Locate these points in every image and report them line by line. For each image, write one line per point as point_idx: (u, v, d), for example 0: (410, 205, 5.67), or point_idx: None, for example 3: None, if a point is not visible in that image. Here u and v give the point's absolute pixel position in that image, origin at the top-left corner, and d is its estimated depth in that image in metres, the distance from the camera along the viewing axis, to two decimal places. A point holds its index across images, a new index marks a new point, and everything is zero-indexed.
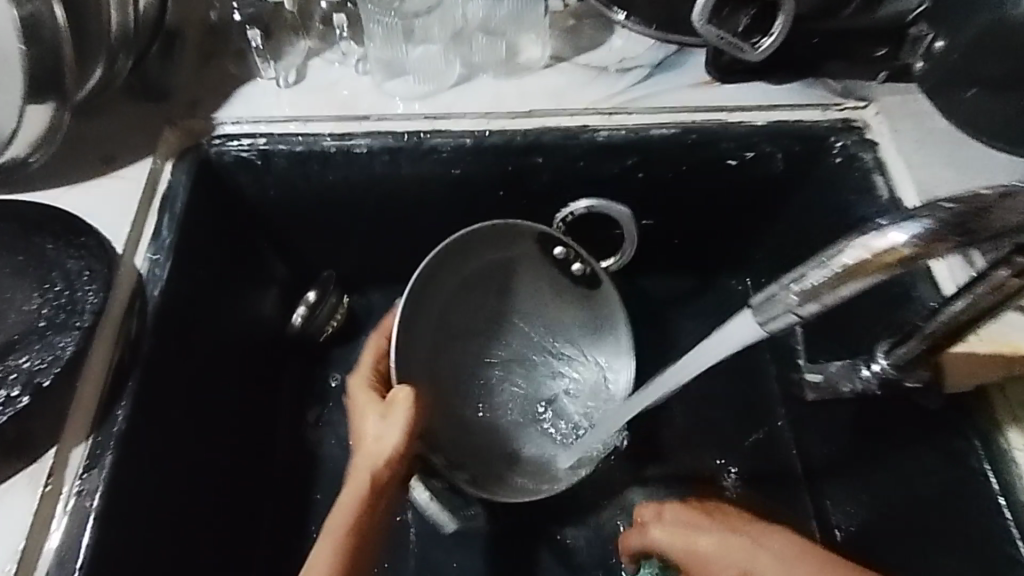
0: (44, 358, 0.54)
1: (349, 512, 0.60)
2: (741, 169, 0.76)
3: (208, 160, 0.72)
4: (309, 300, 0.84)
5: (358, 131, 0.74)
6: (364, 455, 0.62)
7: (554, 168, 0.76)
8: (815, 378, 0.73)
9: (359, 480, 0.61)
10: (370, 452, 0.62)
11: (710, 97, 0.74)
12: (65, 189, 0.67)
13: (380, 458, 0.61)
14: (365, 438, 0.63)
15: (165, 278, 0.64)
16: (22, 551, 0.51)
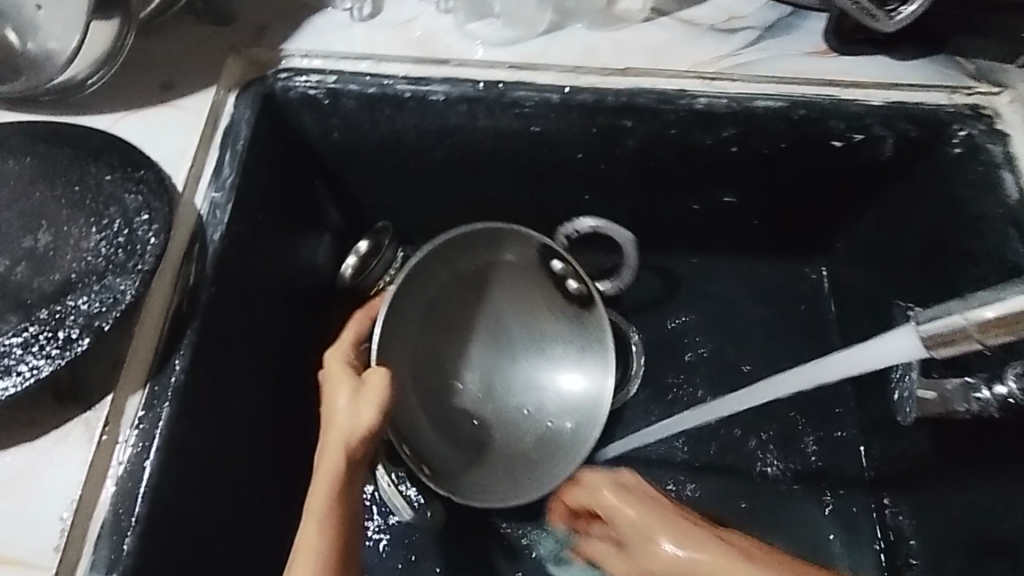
0: (103, 300, 0.50)
1: (326, 504, 0.54)
2: (846, 152, 0.70)
3: (273, 96, 0.67)
4: (362, 250, 0.78)
5: (435, 77, 0.68)
6: (336, 441, 0.54)
7: (642, 134, 0.70)
8: (924, 393, 0.63)
9: (330, 465, 0.54)
10: (343, 436, 0.54)
11: (825, 68, 0.67)
12: (122, 115, 0.62)
13: (355, 444, 0.54)
14: (333, 421, 0.56)
15: (226, 221, 0.60)
16: (78, 501, 0.48)
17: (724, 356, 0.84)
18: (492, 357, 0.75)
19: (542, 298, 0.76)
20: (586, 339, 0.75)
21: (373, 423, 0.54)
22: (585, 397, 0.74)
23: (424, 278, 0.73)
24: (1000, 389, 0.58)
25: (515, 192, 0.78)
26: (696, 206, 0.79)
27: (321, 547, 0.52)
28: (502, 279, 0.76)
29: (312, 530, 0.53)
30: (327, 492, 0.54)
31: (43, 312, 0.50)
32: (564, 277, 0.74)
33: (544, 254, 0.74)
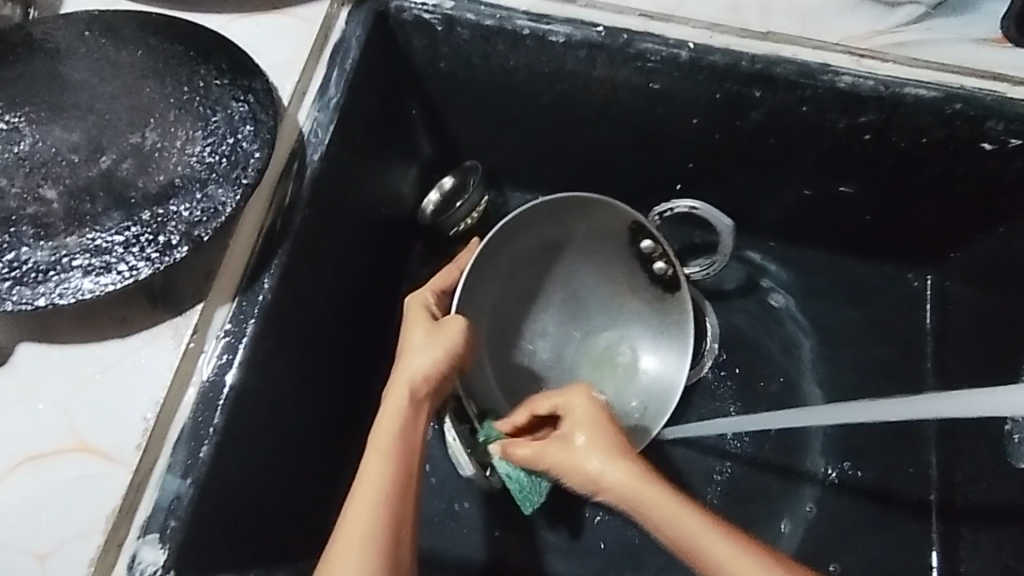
0: (204, 209, 0.50)
1: (394, 448, 0.49)
2: (995, 157, 0.63)
3: (386, 15, 0.63)
4: (445, 187, 0.77)
5: (558, 15, 0.63)
6: (402, 378, 0.52)
7: (770, 107, 0.64)
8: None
9: (398, 401, 0.51)
10: (409, 374, 0.52)
11: (995, 59, 0.60)
12: (234, 17, 0.60)
13: (424, 386, 0.52)
14: (398, 365, 0.53)
15: (327, 143, 0.58)
16: (162, 404, 0.49)
17: (804, 354, 0.80)
18: (565, 328, 0.72)
19: (630, 279, 0.72)
20: (666, 323, 0.71)
21: (438, 370, 0.52)
22: (657, 381, 0.71)
23: (510, 239, 0.70)
24: None
25: (616, 149, 0.74)
26: (808, 191, 0.73)
27: (381, 497, 0.47)
28: (584, 255, 0.72)
29: (374, 477, 0.48)
30: (390, 437, 0.49)
31: (146, 213, 0.49)
32: (651, 258, 0.71)
33: (635, 231, 0.70)
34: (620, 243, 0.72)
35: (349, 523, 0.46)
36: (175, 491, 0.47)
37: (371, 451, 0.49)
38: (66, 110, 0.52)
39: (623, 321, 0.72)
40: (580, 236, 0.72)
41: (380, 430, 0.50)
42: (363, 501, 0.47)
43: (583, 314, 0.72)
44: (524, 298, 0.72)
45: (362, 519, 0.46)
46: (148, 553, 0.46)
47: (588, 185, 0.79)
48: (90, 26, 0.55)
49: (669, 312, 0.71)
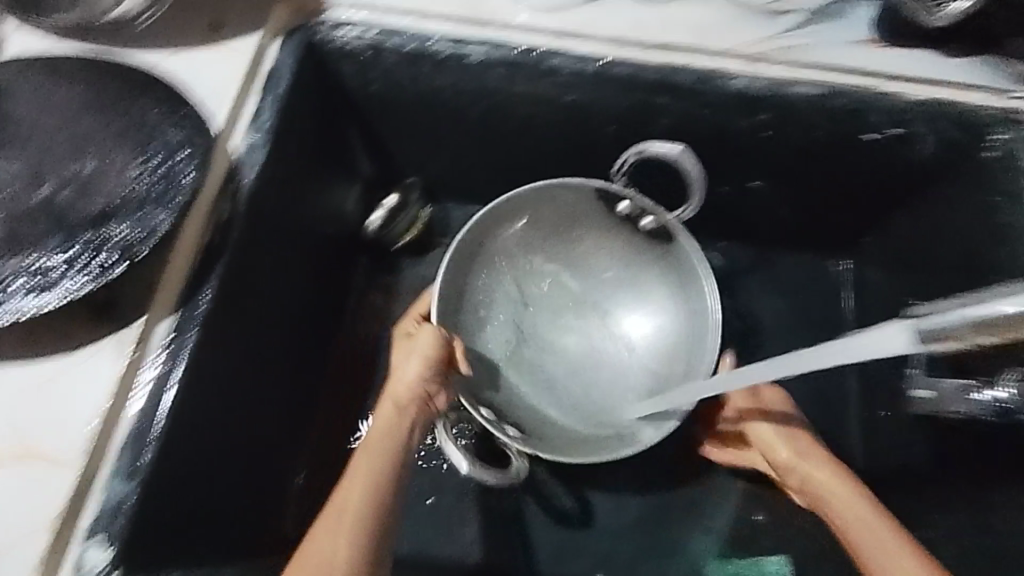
0: (141, 229, 0.53)
1: (383, 448, 0.54)
2: (882, 147, 0.69)
3: (316, 45, 0.68)
4: (390, 204, 0.83)
5: (475, 38, 0.68)
6: (389, 394, 0.58)
7: (676, 111, 0.70)
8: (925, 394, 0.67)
9: (385, 410, 0.57)
10: (397, 387, 0.58)
11: (871, 58, 0.67)
12: (170, 52, 0.64)
13: (407, 393, 0.58)
14: (389, 380, 0.60)
15: (262, 164, 0.62)
16: (106, 411, 0.52)
17: (735, 342, 0.84)
18: (564, 313, 0.74)
19: (623, 265, 0.73)
20: (676, 273, 0.71)
21: (418, 379, 0.58)
22: (693, 323, 0.70)
23: (490, 235, 0.72)
24: (993, 394, 0.61)
25: (543, 159, 0.79)
26: (724, 188, 0.79)
27: (364, 484, 0.51)
28: (577, 236, 0.74)
29: (361, 470, 0.52)
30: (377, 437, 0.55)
31: (87, 234, 0.53)
32: (636, 216, 0.71)
33: (603, 198, 0.71)
34: (601, 213, 0.73)
35: (335, 511, 0.50)
36: (120, 493, 0.50)
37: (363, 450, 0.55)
38: (9, 145, 0.56)
39: (627, 284, 0.73)
40: (564, 216, 0.74)
41: (372, 434, 0.56)
42: (350, 491, 0.51)
43: (578, 311, 0.74)
44: (503, 287, 0.73)
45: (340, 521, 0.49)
46: (93, 555, 0.48)
47: None
48: (30, 66, 0.59)
49: (675, 259, 0.71)
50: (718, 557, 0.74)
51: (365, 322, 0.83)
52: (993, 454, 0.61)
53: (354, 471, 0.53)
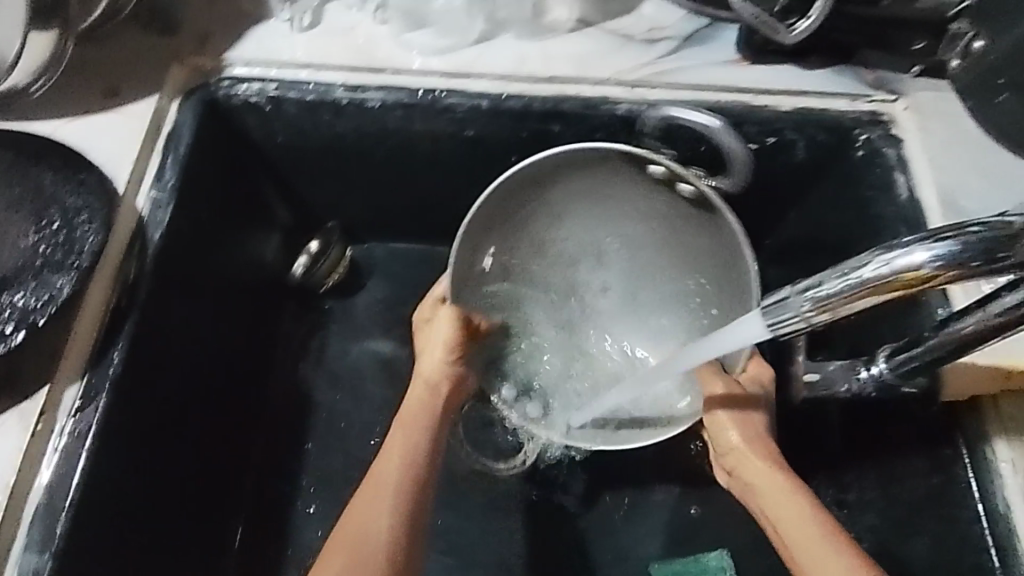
0: (39, 297, 0.53)
1: (418, 423, 0.61)
2: (763, 155, 0.74)
3: (217, 102, 0.70)
4: (312, 250, 0.83)
5: (371, 84, 0.71)
6: (420, 379, 0.65)
7: (571, 137, 0.74)
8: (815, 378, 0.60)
9: (421, 388, 0.65)
10: (426, 373, 0.65)
11: (739, 76, 0.72)
12: (66, 120, 0.65)
13: (437, 378, 0.65)
14: (418, 366, 0.67)
15: (166, 221, 0.63)
16: (12, 486, 0.51)
17: None
18: (592, 270, 0.74)
19: (664, 234, 0.70)
20: (715, 266, 0.68)
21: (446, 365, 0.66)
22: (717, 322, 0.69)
23: (512, 197, 0.68)
24: (874, 369, 0.57)
25: (454, 193, 0.81)
26: None
27: (402, 460, 0.57)
28: (603, 188, 0.68)
29: (398, 445, 0.59)
30: (416, 413, 0.62)
31: None
32: (674, 180, 0.64)
33: (636, 160, 0.64)
34: (629, 172, 0.66)
35: (381, 481, 0.56)
36: (33, 567, 0.49)
37: (401, 423, 0.61)
38: None
39: (660, 253, 0.71)
40: (587, 185, 0.68)
41: (409, 408, 0.63)
42: (389, 468, 0.57)
43: (592, 274, 0.74)
44: (541, 240, 0.72)
45: (377, 499, 0.55)
46: None
47: (439, 229, 0.87)
48: None
49: (721, 243, 0.65)
50: (657, 560, 0.76)
51: (295, 368, 0.83)
52: (886, 429, 0.64)
53: (392, 449, 0.58)
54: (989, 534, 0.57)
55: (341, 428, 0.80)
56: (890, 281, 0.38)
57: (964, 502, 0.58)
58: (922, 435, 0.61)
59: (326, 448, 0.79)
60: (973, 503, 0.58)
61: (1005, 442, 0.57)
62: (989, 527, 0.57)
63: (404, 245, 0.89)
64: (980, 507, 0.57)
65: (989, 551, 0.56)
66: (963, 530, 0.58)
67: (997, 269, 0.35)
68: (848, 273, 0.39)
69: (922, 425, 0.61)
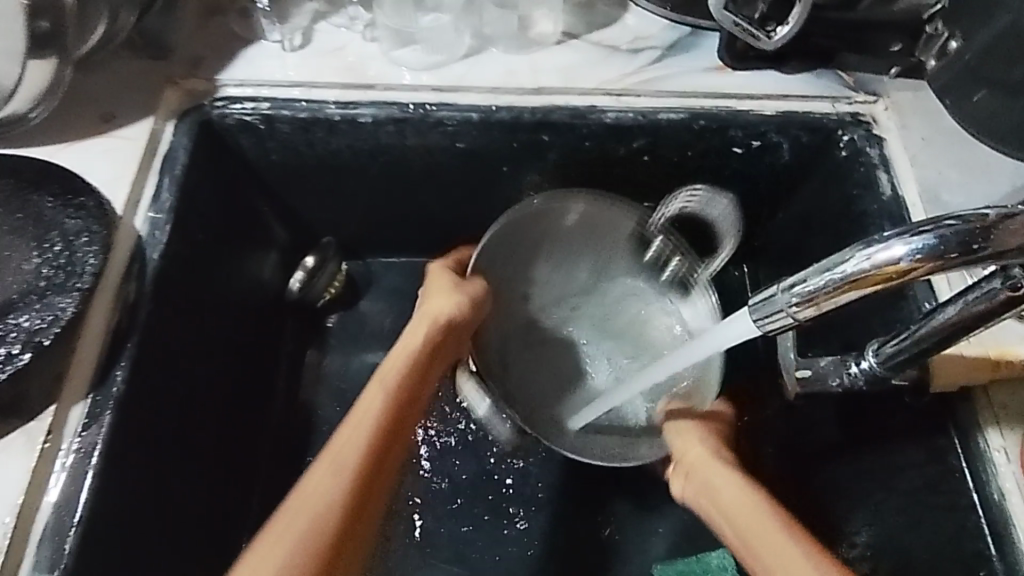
0: (44, 318, 0.54)
1: (393, 386, 0.64)
2: (748, 158, 0.76)
3: (212, 123, 0.71)
4: (308, 266, 0.84)
5: (363, 101, 0.72)
6: (426, 316, 0.69)
7: (561, 146, 0.75)
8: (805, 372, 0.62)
9: (417, 331, 0.68)
10: (434, 313, 0.69)
11: (723, 82, 0.74)
12: (64, 145, 0.66)
13: (439, 320, 0.69)
14: (425, 304, 0.70)
15: (166, 241, 0.64)
16: (21, 506, 0.51)
17: None
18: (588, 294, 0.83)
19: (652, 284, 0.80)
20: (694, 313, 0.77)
21: (450, 316, 0.69)
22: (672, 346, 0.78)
23: (515, 231, 0.75)
24: (864, 364, 0.59)
25: (447, 204, 0.83)
26: None
27: (364, 428, 0.60)
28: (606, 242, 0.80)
29: (366, 408, 0.61)
30: (400, 365, 0.66)
31: None
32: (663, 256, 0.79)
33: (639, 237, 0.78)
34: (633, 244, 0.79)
35: (336, 449, 0.58)
36: None
37: (377, 380, 0.64)
38: None
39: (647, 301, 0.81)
40: (585, 228, 0.78)
41: (405, 346, 0.67)
42: (347, 443, 0.58)
43: (574, 298, 0.83)
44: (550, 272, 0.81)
45: (350, 439, 0.58)
46: None
47: (434, 240, 0.88)
48: None
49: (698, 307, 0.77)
50: (660, 561, 0.76)
51: (296, 383, 0.84)
52: (883, 424, 0.64)
53: (366, 401, 0.62)
54: (986, 520, 0.57)
55: None
56: (871, 275, 0.39)
57: (960, 490, 0.59)
58: (917, 426, 0.62)
59: None
60: (969, 491, 0.58)
61: (995, 430, 0.58)
62: (984, 513, 0.57)
63: (400, 258, 0.90)
64: (976, 497, 0.58)
65: (987, 538, 0.57)
66: (960, 518, 0.58)
67: (974, 260, 0.37)
68: (831, 268, 0.40)
69: (917, 413, 0.62)
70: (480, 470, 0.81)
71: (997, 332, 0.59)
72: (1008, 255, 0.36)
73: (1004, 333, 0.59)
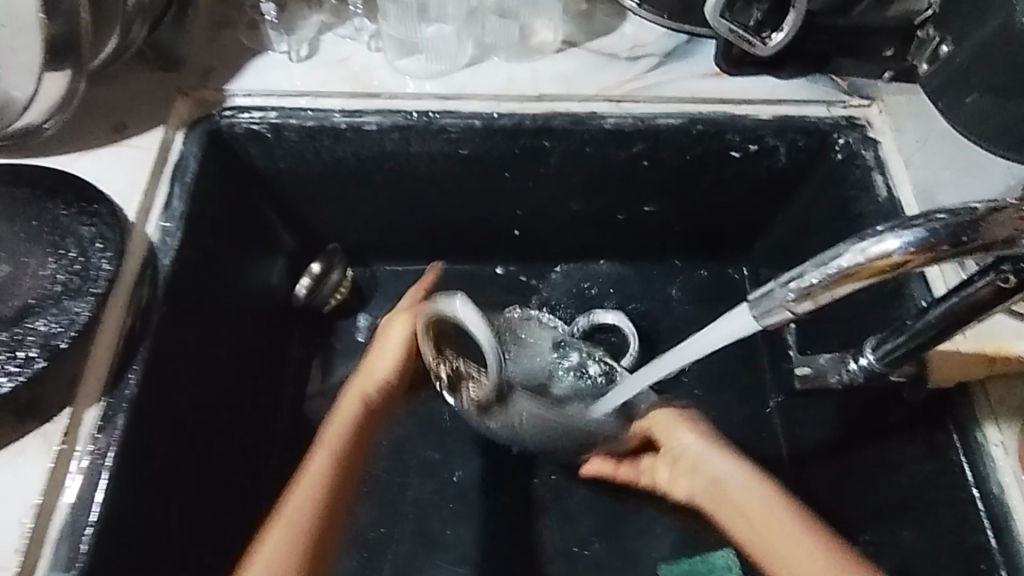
0: (59, 322, 0.55)
1: (334, 451, 0.65)
2: (746, 161, 0.77)
3: (220, 132, 0.73)
4: (314, 272, 0.84)
5: (368, 109, 0.74)
6: (357, 386, 0.70)
7: (562, 152, 0.77)
8: (803, 370, 0.65)
9: (353, 401, 0.69)
10: (372, 376, 0.70)
11: (720, 88, 0.76)
12: (78, 155, 0.68)
13: (372, 388, 0.70)
14: (364, 370, 0.70)
15: (177, 247, 0.65)
16: (38, 506, 0.53)
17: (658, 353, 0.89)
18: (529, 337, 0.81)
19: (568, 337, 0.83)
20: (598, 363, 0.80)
21: (386, 376, 0.69)
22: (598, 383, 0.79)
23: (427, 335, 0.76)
24: (863, 360, 0.60)
25: (451, 210, 0.84)
26: (622, 216, 0.85)
27: (312, 494, 0.62)
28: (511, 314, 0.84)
29: (309, 479, 0.62)
30: (339, 431, 0.67)
31: (4, 334, 0.54)
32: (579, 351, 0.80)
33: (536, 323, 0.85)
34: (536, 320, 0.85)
35: (286, 513, 0.60)
36: None
37: (322, 443, 0.66)
38: None
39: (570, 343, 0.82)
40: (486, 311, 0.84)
41: (340, 418, 0.68)
42: (297, 507, 0.61)
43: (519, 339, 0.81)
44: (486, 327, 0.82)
45: (301, 502, 0.61)
46: None
47: (438, 245, 0.89)
48: None
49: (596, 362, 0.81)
50: (665, 561, 0.77)
51: (302, 387, 0.85)
52: (884, 420, 0.65)
53: (313, 467, 0.63)
54: (986, 515, 0.57)
55: None
56: (864, 269, 0.40)
57: (959, 484, 0.58)
58: (916, 421, 0.62)
59: None
60: (968, 485, 0.58)
61: (992, 425, 0.58)
62: (985, 507, 0.57)
63: (404, 263, 0.92)
64: (975, 492, 0.57)
65: (987, 532, 0.56)
66: (961, 515, 0.58)
67: (963, 251, 0.38)
68: (825, 263, 0.42)
69: (916, 409, 0.62)
70: (485, 472, 0.81)
71: (994, 330, 0.60)
72: (995, 247, 0.38)
73: (999, 330, 0.60)
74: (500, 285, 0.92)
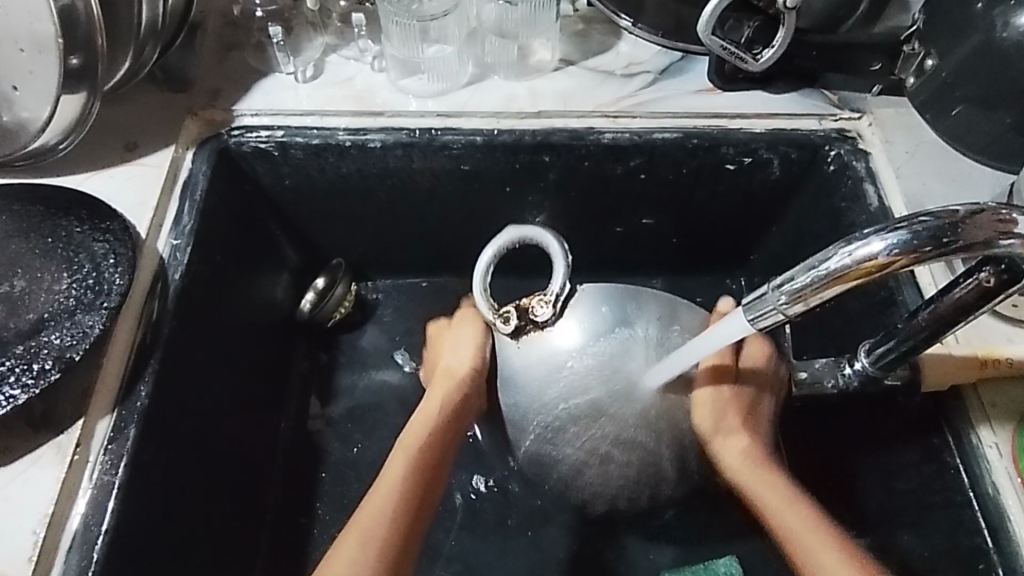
0: (73, 335, 0.57)
1: (406, 462, 0.62)
2: (741, 174, 0.79)
3: (228, 150, 0.75)
4: (319, 287, 0.85)
5: (372, 127, 0.76)
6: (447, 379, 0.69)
7: (561, 167, 0.79)
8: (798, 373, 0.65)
9: (441, 395, 0.68)
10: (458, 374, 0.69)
11: (713, 103, 0.78)
12: (90, 174, 0.70)
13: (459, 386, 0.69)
14: (449, 369, 0.70)
15: (187, 262, 0.67)
16: (50, 515, 0.54)
17: None
18: None
19: None
20: None
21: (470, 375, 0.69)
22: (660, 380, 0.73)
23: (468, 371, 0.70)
24: (858, 365, 0.62)
25: (453, 225, 0.86)
26: (620, 229, 0.86)
27: (388, 499, 0.60)
28: None
29: (385, 486, 0.61)
30: (419, 434, 0.65)
31: (20, 347, 0.56)
32: None
33: None
34: None
35: (362, 514, 0.59)
36: None
37: (400, 446, 0.64)
38: None
39: None
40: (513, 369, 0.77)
41: (423, 413, 0.67)
42: (370, 513, 0.59)
43: None
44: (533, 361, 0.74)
45: (372, 514, 0.59)
46: None
47: (440, 259, 0.91)
48: None
49: None
50: (668, 569, 0.77)
51: (307, 402, 0.86)
52: (881, 426, 0.67)
53: (388, 472, 0.62)
54: (981, 516, 0.58)
55: (354, 457, 0.83)
56: (852, 271, 0.42)
57: (955, 486, 0.60)
58: (913, 424, 0.64)
59: (342, 478, 0.82)
60: (964, 488, 0.59)
61: (986, 427, 0.59)
62: (981, 509, 0.58)
63: (407, 278, 0.93)
64: (971, 493, 0.59)
65: (983, 533, 0.58)
66: (959, 517, 0.59)
67: (945, 253, 0.40)
68: (814, 266, 0.43)
69: (913, 414, 0.63)
70: (489, 484, 0.82)
71: (980, 333, 0.62)
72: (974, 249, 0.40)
73: (988, 334, 0.62)
74: (501, 297, 0.93)
